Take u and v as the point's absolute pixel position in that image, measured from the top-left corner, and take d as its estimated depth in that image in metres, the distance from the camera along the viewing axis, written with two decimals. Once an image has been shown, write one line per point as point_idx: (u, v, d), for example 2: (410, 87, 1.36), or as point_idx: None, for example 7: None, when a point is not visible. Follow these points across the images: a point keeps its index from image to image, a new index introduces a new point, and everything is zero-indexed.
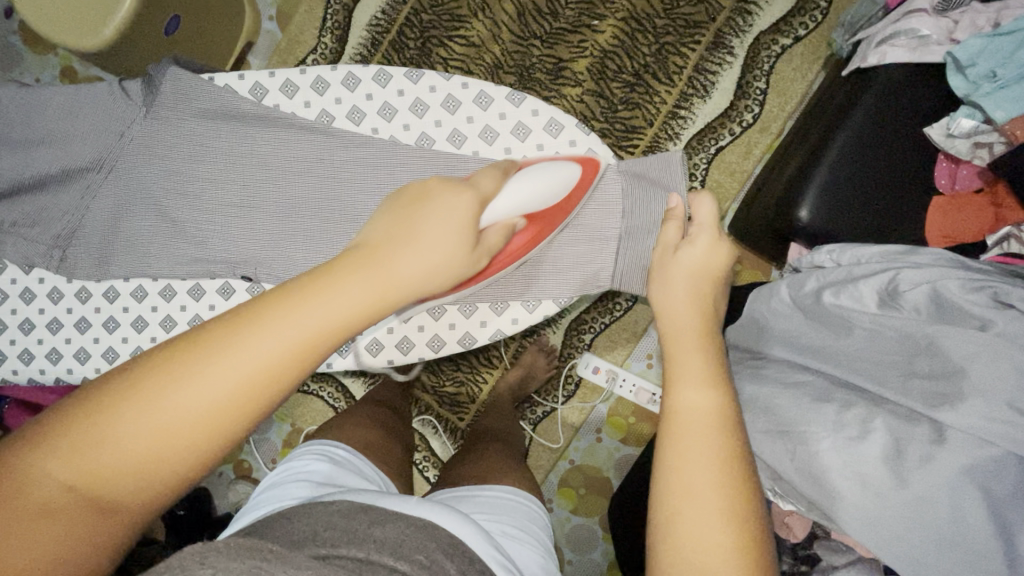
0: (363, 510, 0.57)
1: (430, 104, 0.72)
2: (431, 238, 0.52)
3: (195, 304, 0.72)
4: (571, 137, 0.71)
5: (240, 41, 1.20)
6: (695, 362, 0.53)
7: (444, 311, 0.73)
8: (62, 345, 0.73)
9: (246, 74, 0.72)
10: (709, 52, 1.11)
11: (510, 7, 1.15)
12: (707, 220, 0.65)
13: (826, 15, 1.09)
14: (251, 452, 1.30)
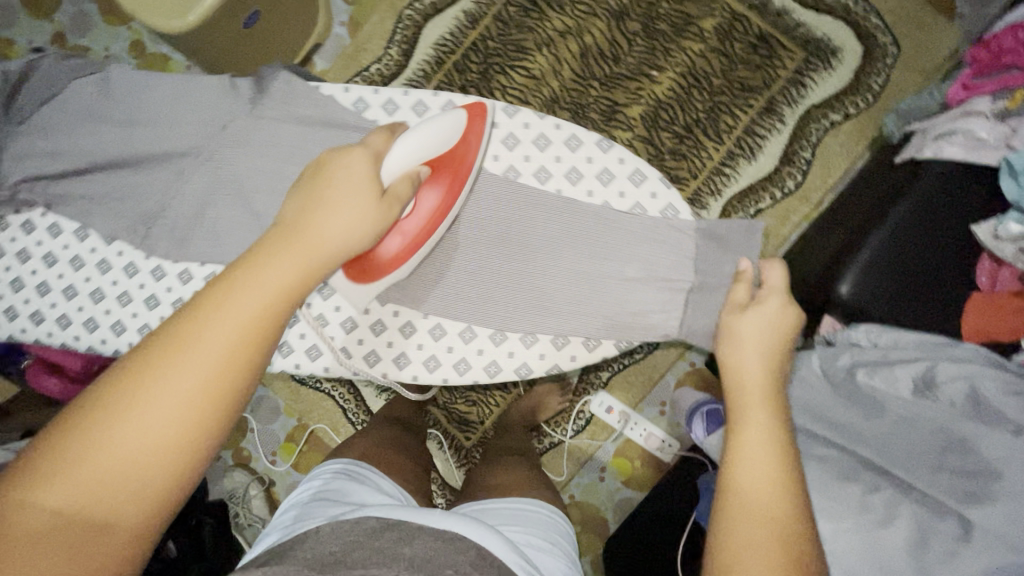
0: (392, 528, 0.63)
1: (522, 139, 0.74)
2: (339, 201, 0.57)
3: None
4: (652, 189, 0.73)
5: (310, 41, 1.23)
6: (759, 428, 0.53)
7: (506, 338, 0.73)
8: (127, 319, 0.74)
9: (351, 89, 0.74)
10: (760, 117, 1.14)
11: (574, 47, 1.18)
12: (777, 284, 0.65)
13: (878, 98, 1.12)
14: (253, 441, 1.29)
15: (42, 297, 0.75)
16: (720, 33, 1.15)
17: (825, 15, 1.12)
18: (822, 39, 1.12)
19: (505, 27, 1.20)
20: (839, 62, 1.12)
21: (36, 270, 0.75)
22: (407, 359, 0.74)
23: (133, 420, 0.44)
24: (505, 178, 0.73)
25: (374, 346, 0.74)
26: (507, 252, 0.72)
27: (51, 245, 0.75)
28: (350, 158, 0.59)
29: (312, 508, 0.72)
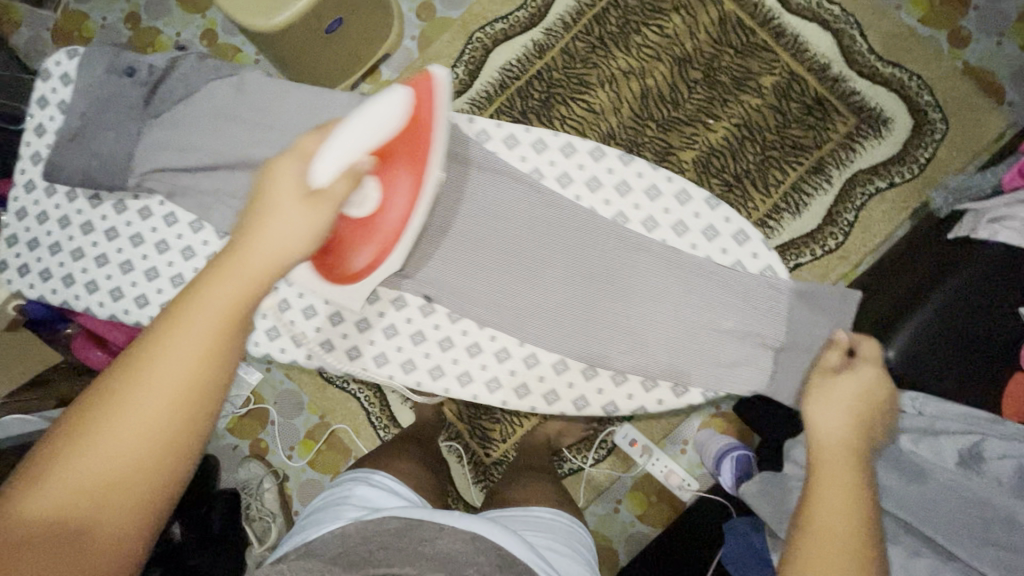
0: (415, 527, 0.64)
1: (633, 188, 0.78)
2: (290, 204, 0.58)
3: (388, 311, 0.80)
4: (755, 250, 0.76)
5: (381, 51, 1.27)
6: (848, 489, 0.56)
7: (597, 375, 0.78)
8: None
9: (476, 121, 0.79)
10: (808, 175, 1.18)
11: (636, 87, 1.22)
12: (873, 355, 0.67)
13: (924, 169, 1.16)
14: (271, 433, 1.29)
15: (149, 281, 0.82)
16: (777, 90, 1.20)
17: (879, 86, 1.17)
18: (874, 108, 1.17)
19: (571, 60, 1.24)
20: (889, 132, 1.16)
21: (145, 254, 0.82)
22: (386, 359, 0.80)
23: (101, 454, 0.46)
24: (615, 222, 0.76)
25: (419, 359, 0.80)
26: (611, 292, 0.75)
27: (165, 233, 0.83)
28: (284, 168, 0.60)
29: (339, 512, 0.75)
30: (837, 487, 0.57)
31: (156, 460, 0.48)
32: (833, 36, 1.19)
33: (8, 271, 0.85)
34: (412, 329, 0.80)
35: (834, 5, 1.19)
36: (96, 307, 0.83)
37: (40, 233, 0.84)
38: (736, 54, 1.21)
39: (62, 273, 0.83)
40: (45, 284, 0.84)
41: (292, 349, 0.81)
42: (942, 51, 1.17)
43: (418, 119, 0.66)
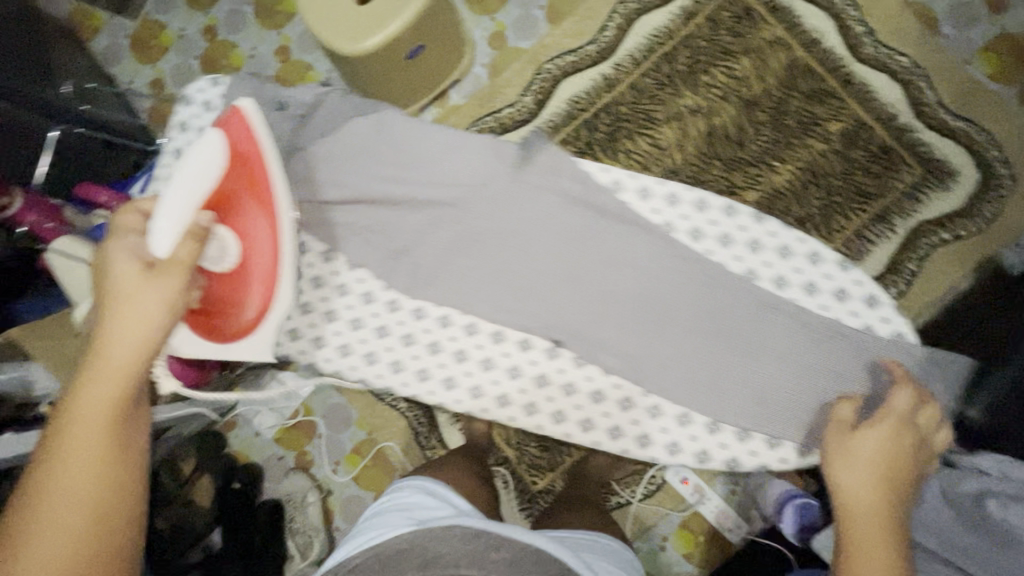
0: (477, 535, 0.76)
1: (761, 247, 0.89)
2: (136, 297, 0.73)
3: (520, 355, 0.93)
4: (885, 315, 0.87)
5: (451, 76, 1.30)
6: (880, 545, 0.66)
7: (720, 431, 0.89)
8: (363, 345, 0.94)
9: (611, 174, 0.91)
10: (872, 222, 1.18)
11: (702, 125, 1.24)
12: (898, 413, 0.78)
13: (990, 223, 1.16)
14: (317, 446, 1.29)
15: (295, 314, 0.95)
16: (843, 137, 1.20)
17: (946, 139, 1.17)
18: (941, 160, 1.17)
19: (639, 96, 1.26)
20: (955, 184, 1.16)
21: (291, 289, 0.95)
22: (376, 359, 0.95)
23: (73, 482, 0.65)
24: (745, 278, 0.87)
25: (505, 388, 0.94)
26: (699, 339, 0.86)
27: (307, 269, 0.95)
28: (131, 242, 0.77)
29: (396, 516, 0.86)
30: (867, 531, 0.68)
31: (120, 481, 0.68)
32: (901, 87, 1.20)
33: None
34: (507, 363, 0.93)
35: (904, 56, 1.20)
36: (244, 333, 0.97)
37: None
38: (803, 99, 1.22)
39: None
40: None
41: (289, 344, 0.95)
42: (1010, 107, 1.17)
43: (244, 154, 0.83)
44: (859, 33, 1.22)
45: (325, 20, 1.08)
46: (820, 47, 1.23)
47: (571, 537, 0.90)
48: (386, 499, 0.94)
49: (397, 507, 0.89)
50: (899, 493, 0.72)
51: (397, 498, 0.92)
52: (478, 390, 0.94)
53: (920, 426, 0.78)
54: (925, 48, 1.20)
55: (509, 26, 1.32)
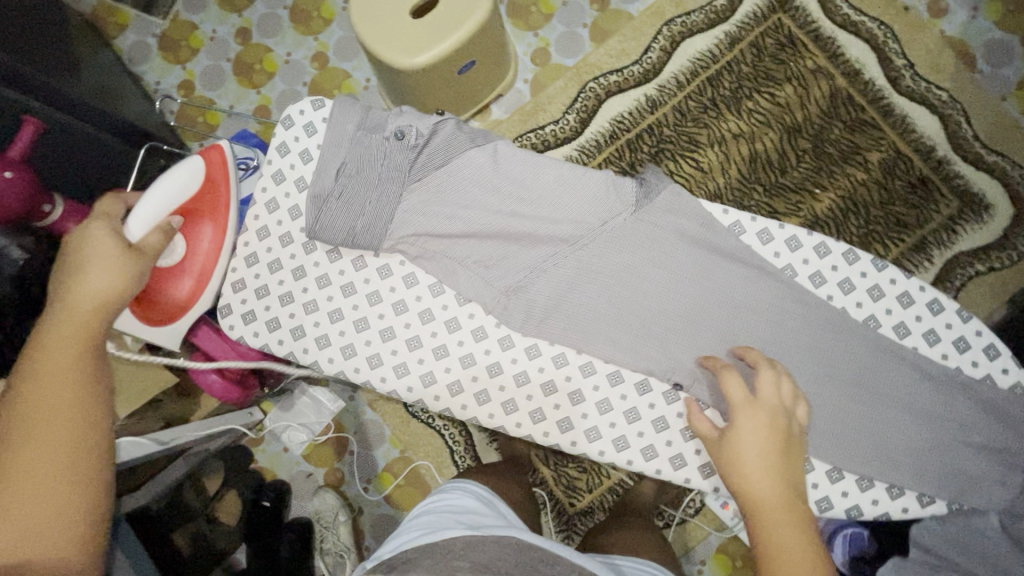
0: (531, 549, 0.62)
1: (886, 294, 0.81)
2: (98, 260, 0.70)
3: (610, 387, 0.82)
4: (1005, 365, 0.80)
5: (495, 91, 1.28)
6: (794, 540, 0.63)
7: (841, 478, 0.80)
8: (467, 381, 0.83)
9: (730, 212, 0.83)
10: (910, 252, 1.20)
11: (745, 150, 1.25)
12: (740, 397, 0.72)
13: (1022, 258, 1.19)
14: (348, 462, 1.26)
15: (385, 343, 0.84)
16: (883, 167, 1.22)
17: (982, 173, 1.20)
18: (977, 193, 1.20)
19: (683, 118, 1.26)
20: (990, 218, 1.19)
21: (384, 315, 0.84)
22: (378, 361, 0.84)
23: (31, 436, 0.56)
24: (871, 328, 0.80)
25: (623, 432, 0.81)
26: (823, 377, 0.79)
27: (403, 295, 0.85)
28: (91, 234, 0.72)
29: (446, 519, 0.69)
30: (783, 530, 0.64)
31: (75, 457, 0.57)
32: (940, 121, 1.22)
33: (233, 317, 0.87)
34: (624, 404, 0.81)
35: (942, 90, 1.23)
36: (326, 362, 0.84)
37: (269, 283, 0.87)
38: (845, 128, 1.24)
39: (294, 325, 0.85)
40: (272, 335, 0.86)
41: (265, 334, 0.86)
42: None
43: (217, 182, 0.85)
44: (899, 66, 1.24)
45: (378, 32, 1.06)
46: (861, 78, 1.24)
47: (628, 562, 0.74)
48: (431, 499, 0.76)
49: (447, 510, 0.72)
50: (794, 480, 0.69)
51: (444, 496, 0.76)
52: (595, 433, 0.81)
53: (780, 394, 0.73)
54: (962, 84, 1.23)
55: (553, 43, 1.31)
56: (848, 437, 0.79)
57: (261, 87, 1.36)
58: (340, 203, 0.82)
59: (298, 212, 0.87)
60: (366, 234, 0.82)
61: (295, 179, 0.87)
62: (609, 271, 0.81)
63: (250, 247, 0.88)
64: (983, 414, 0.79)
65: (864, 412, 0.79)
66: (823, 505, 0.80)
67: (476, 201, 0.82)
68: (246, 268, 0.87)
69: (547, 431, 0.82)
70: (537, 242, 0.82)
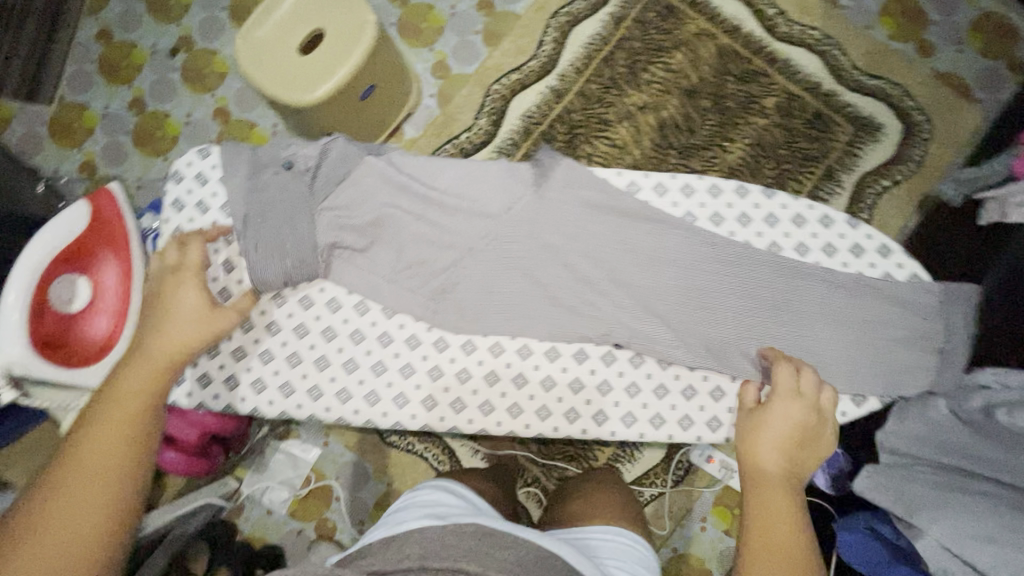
0: (491, 535, 0.60)
1: (781, 219, 0.87)
2: (177, 300, 0.76)
3: (550, 364, 0.84)
4: (899, 261, 0.87)
5: (405, 111, 1.29)
6: (785, 510, 0.65)
7: None
8: (410, 390, 0.84)
9: (624, 173, 0.87)
10: (822, 182, 1.28)
11: (652, 120, 1.30)
12: (787, 384, 0.75)
13: (919, 167, 1.28)
14: (337, 510, 1.22)
15: (324, 373, 0.84)
16: (780, 109, 1.30)
17: (867, 97, 1.29)
18: (867, 116, 1.29)
19: (589, 101, 1.31)
20: (884, 136, 1.28)
21: (314, 346, 0.84)
22: (320, 392, 0.83)
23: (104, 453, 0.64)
24: (772, 252, 0.85)
25: (571, 403, 0.83)
26: (763, 312, 0.83)
27: (326, 321, 0.85)
28: (176, 281, 0.78)
29: (415, 515, 0.67)
30: (774, 503, 0.65)
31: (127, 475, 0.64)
32: (819, 57, 1.31)
33: None
34: (567, 377, 0.83)
35: (816, 29, 1.32)
36: (268, 405, 0.83)
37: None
38: (737, 81, 1.31)
39: (228, 377, 0.84)
40: (207, 391, 0.84)
41: (199, 392, 0.84)
42: (914, 61, 1.31)
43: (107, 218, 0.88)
44: (772, 15, 1.32)
45: (269, 76, 1.05)
46: (742, 32, 1.32)
47: (606, 537, 0.73)
48: (405, 497, 0.75)
49: (419, 507, 0.70)
50: (801, 468, 0.70)
51: (416, 494, 0.75)
52: (545, 411, 0.83)
53: (819, 396, 0.75)
54: (831, 20, 1.32)
55: (450, 54, 1.34)
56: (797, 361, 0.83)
57: (166, 153, 1.33)
58: (260, 242, 0.80)
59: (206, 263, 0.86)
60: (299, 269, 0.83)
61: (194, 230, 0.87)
62: (541, 257, 0.83)
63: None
64: (913, 313, 0.84)
65: (807, 333, 0.83)
66: None
67: (399, 218, 0.83)
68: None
69: (499, 421, 0.83)
70: (469, 245, 0.83)
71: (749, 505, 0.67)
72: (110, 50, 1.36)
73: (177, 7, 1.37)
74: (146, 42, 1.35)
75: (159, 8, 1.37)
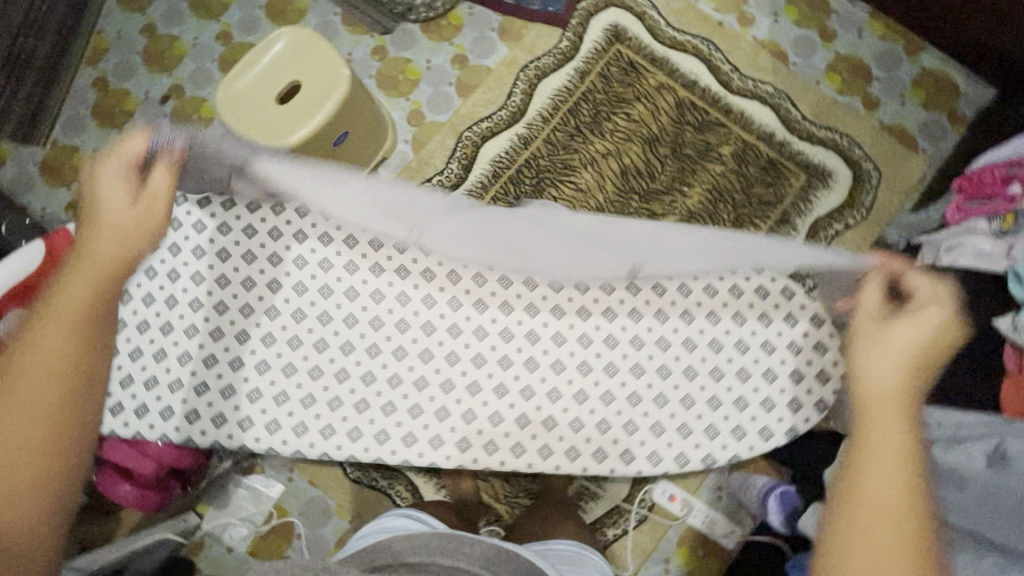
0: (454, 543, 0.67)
1: (690, 288, 0.92)
2: (115, 193, 0.71)
3: (472, 399, 0.90)
4: (801, 301, 0.91)
5: (379, 155, 1.36)
6: (897, 441, 0.57)
7: (693, 433, 0.89)
8: (364, 424, 0.89)
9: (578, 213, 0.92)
10: (777, 226, 1.33)
11: (614, 166, 1.37)
12: (928, 293, 0.68)
13: (870, 212, 1.34)
14: (298, 547, 1.21)
15: (282, 406, 0.90)
16: (735, 157, 1.37)
17: (818, 146, 1.37)
18: (818, 164, 1.36)
19: (554, 147, 1.38)
20: (835, 182, 1.35)
21: (275, 379, 0.91)
22: (251, 423, 0.90)
23: (36, 364, 0.60)
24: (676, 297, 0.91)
25: (491, 435, 0.89)
26: None
27: (291, 355, 0.92)
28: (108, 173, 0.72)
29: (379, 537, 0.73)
30: (881, 437, 0.58)
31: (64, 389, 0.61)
32: (772, 109, 1.39)
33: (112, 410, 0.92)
34: (515, 413, 0.90)
35: (767, 83, 1.41)
36: (200, 436, 0.90)
37: (200, 317, 0.93)
38: (695, 131, 1.38)
39: (199, 381, 0.91)
40: (143, 420, 0.91)
41: (136, 422, 0.90)
42: (860, 113, 1.39)
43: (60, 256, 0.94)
44: (727, 71, 1.41)
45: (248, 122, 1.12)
46: (698, 86, 1.41)
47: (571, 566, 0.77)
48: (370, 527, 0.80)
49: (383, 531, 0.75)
50: (924, 383, 0.63)
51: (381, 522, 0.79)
52: (465, 443, 0.89)
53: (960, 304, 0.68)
54: (783, 76, 1.41)
55: (425, 103, 1.42)
56: (720, 400, 0.90)
57: None
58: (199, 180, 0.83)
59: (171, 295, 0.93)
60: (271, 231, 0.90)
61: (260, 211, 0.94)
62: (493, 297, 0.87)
63: (191, 266, 0.94)
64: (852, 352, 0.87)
65: (727, 373, 0.90)
66: (676, 460, 0.89)
67: None
68: (196, 286, 0.93)
69: (422, 452, 0.89)
70: None
71: (861, 430, 0.60)
72: (105, 97, 1.45)
73: (169, 58, 1.46)
74: (138, 89, 1.43)
75: (152, 59, 1.46)
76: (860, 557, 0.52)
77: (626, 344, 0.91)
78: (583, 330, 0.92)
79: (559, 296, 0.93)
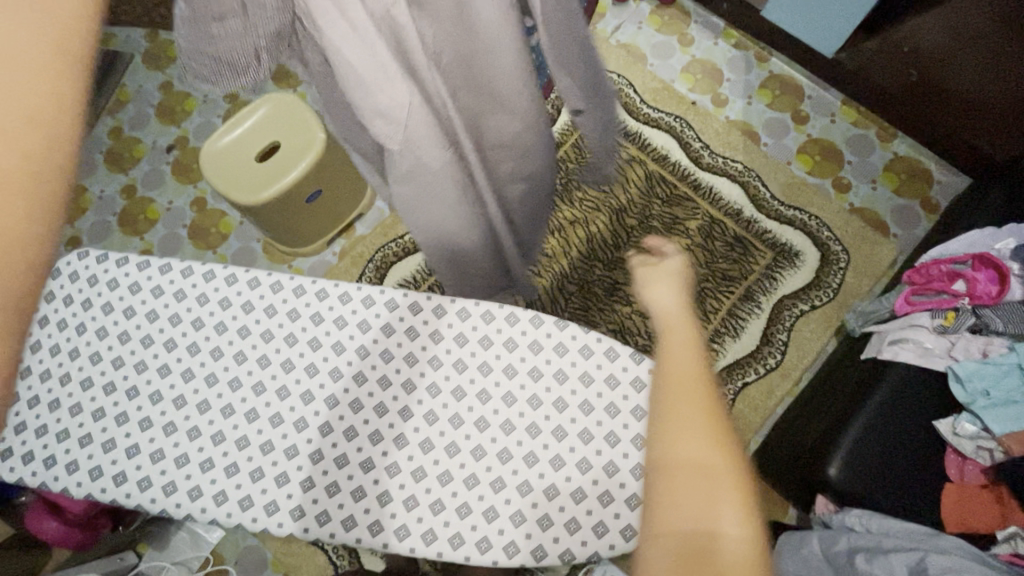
0: None
1: (543, 372, 0.70)
2: None
3: (389, 480, 0.66)
4: None
5: (357, 210, 1.43)
6: (685, 342, 0.58)
7: (580, 525, 0.64)
8: (232, 490, 0.67)
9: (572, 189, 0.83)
10: (741, 302, 1.32)
11: (581, 234, 1.40)
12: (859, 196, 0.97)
13: (836, 294, 1.32)
14: None
15: (130, 457, 0.69)
16: (701, 232, 1.38)
17: (786, 226, 1.37)
18: (785, 243, 1.36)
19: None
20: (802, 262, 1.34)
21: (106, 427, 0.70)
22: (125, 478, 0.68)
23: None
24: (549, 386, 0.70)
25: (404, 519, 0.65)
26: None
27: (148, 411, 0.70)
28: None
29: None
30: (674, 355, 0.57)
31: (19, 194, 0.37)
32: (740, 187, 1.41)
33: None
34: (443, 500, 0.66)
35: (737, 162, 1.43)
36: (76, 488, 0.68)
37: (366, 343, 0.72)
38: (664, 204, 1.41)
39: (110, 411, 0.71)
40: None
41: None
42: (831, 196, 1.40)
43: None
44: (697, 147, 1.45)
45: (227, 178, 1.20)
46: (669, 160, 1.44)
47: None
48: None
49: None
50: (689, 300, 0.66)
51: None
52: (376, 526, 0.65)
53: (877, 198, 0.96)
54: (754, 156, 1.44)
55: None
56: (612, 494, 0.65)
57: (144, 234, 1.48)
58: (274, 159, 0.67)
59: (45, 320, 0.75)
60: (385, 91, 0.56)
61: (226, 275, 0.76)
62: None
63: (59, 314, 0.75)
64: None
65: (620, 466, 0.66)
66: (561, 558, 0.64)
67: None
68: (290, 323, 0.73)
69: (334, 532, 0.65)
70: None
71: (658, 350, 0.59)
72: (118, 144, 1.57)
73: (180, 113, 1.58)
74: (148, 139, 1.55)
75: (165, 112, 1.59)
76: (675, 500, 0.49)
77: (471, 424, 0.69)
78: (456, 410, 0.69)
79: (461, 374, 0.70)
